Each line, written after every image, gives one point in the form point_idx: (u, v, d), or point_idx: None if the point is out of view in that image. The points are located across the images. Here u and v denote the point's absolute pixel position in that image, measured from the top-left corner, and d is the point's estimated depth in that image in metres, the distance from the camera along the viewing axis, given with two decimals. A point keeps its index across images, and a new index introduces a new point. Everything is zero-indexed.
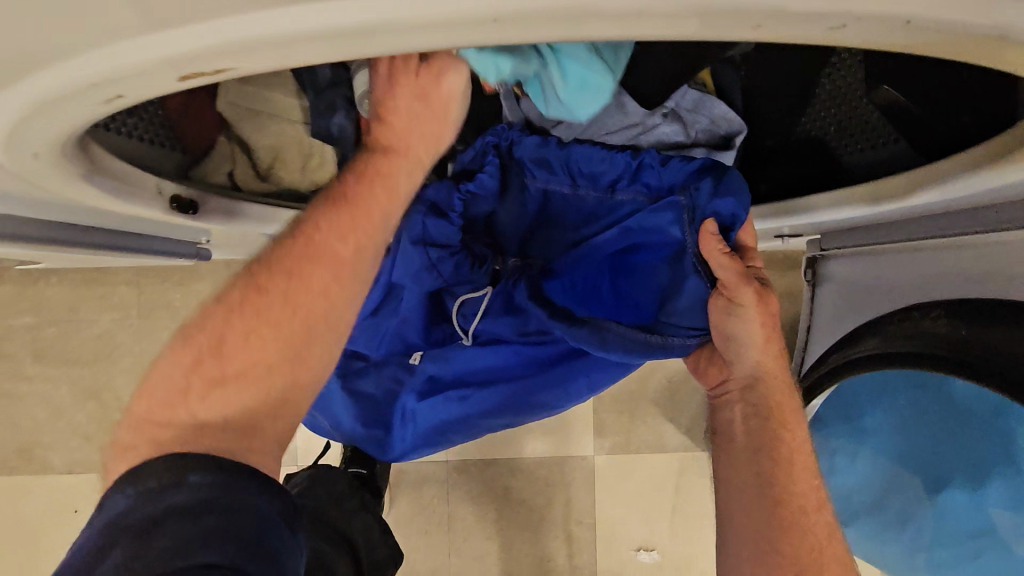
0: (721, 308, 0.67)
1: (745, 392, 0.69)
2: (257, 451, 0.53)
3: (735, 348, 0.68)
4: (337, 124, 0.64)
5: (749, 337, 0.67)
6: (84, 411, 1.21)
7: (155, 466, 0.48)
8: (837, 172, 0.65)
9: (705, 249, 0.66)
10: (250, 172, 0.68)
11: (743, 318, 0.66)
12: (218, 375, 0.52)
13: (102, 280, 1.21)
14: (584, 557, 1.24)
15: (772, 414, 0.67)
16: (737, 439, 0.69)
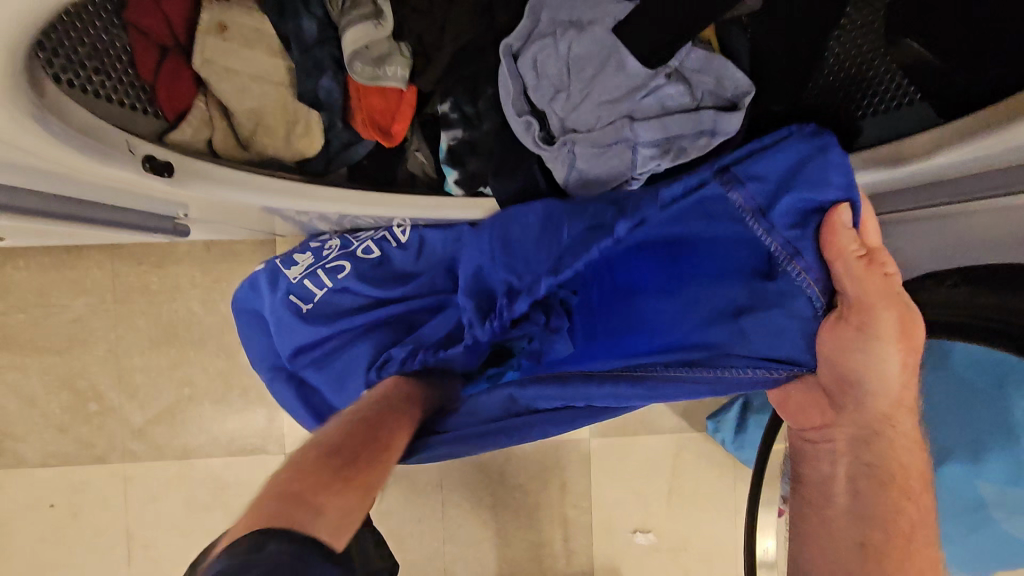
0: (848, 332, 0.61)
1: (857, 449, 0.62)
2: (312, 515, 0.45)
3: (870, 390, 0.61)
4: (325, 87, 0.63)
5: (883, 373, 0.61)
6: (58, 400, 1.15)
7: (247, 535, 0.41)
8: (849, 138, 0.64)
9: (837, 249, 0.62)
10: (231, 140, 0.63)
11: (877, 347, 0.60)
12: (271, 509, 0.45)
13: (74, 262, 1.15)
14: (581, 540, 1.22)
15: (887, 473, 0.61)
16: (837, 497, 0.62)
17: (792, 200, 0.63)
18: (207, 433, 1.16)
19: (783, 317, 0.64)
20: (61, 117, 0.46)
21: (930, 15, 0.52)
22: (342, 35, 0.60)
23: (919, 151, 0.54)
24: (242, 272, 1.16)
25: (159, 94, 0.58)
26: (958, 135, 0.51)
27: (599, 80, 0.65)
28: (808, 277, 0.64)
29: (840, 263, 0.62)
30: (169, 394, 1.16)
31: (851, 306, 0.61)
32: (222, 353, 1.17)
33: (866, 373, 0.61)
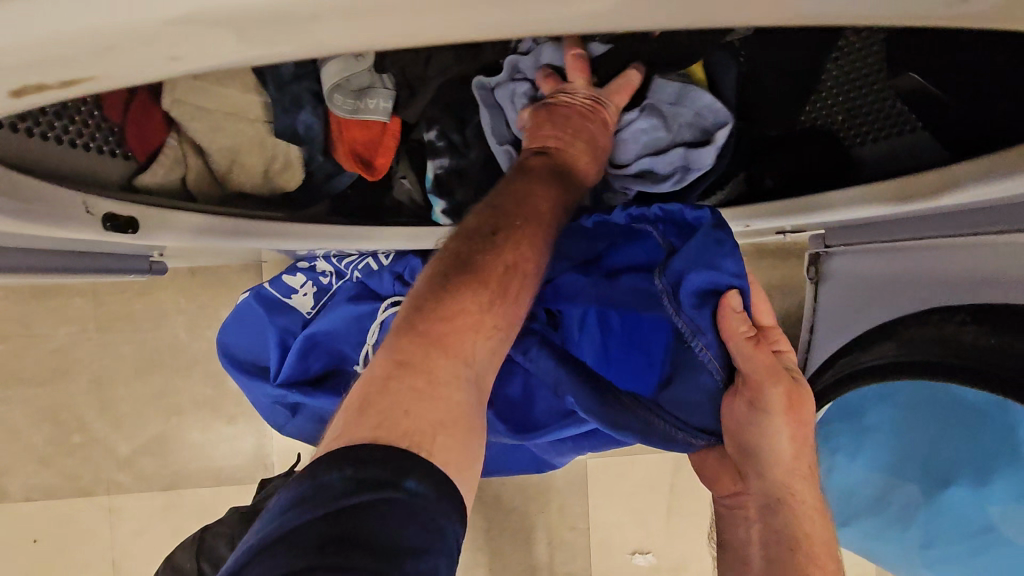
0: (741, 408, 0.60)
1: (766, 514, 0.61)
2: (397, 423, 0.43)
3: (757, 463, 0.61)
4: (304, 122, 0.60)
5: (777, 449, 0.60)
6: (42, 432, 1.12)
7: (373, 450, 0.41)
8: (846, 165, 0.62)
9: (727, 329, 0.61)
10: (206, 178, 0.61)
11: (766, 425, 0.59)
12: (387, 403, 0.44)
13: (54, 291, 1.11)
14: (579, 562, 1.20)
15: (800, 548, 0.58)
16: (754, 561, 0.62)
17: (692, 280, 0.61)
18: (195, 463, 1.14)
19: (691, 387, 0.63)
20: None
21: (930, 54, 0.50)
22: (323, 69, 0.56)
23: (912, 193, 0.51)
24: (227, 298, 1.13)
25: (128, 134, 0.54)
26: (958, 178, 0.48)
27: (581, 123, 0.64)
28: (706, 352, 0.62)
29: (728, 342, 0.61)
30: (155, 423, 1.14)
31: (743, 383, 0.61)
32: (210, 381, 1.14)
33: (760, 446, 0.60)
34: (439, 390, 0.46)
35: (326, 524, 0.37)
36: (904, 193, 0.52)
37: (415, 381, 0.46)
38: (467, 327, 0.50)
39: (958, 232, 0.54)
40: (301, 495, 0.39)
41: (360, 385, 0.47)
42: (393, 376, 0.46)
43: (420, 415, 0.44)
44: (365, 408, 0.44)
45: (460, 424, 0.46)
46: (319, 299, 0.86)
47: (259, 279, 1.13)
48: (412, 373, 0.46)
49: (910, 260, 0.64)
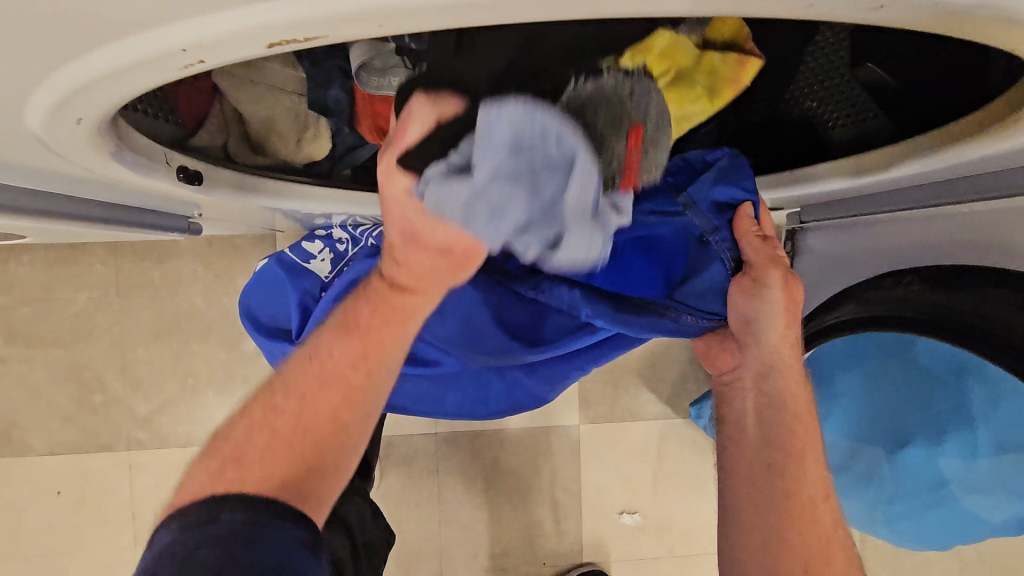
0: (746, 287, 0.70)
1: (759, 383, 0.69)
2: (231, 474, 0.56)
3: (755, 332, 0.70)
4: (335, 96, 0.67)
5: (772, 321, 0.69)
6: (63, 391, 1.18)
7: (199, 503, 0.52)
8: (821, 145, 0.69)
9: (740, 230, 0.72)
10: (244, 144, 0.68)
11: (767, 298, 0.69)
12: (246, 445, 0.59)
13: (76, 257, 1.17)
14: (570, 521, 1.28)
15: (785, 407, 0.67)
16: (748, 426, 0.69)
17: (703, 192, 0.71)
18: (211, 422, 1.20)
19: (708, 278, 0.72)
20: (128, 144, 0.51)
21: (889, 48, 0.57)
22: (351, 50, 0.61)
23: (878, 164, 0.58)
24: (243, 266, 1.20)
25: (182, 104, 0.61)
26: (916, 148, 0.54)
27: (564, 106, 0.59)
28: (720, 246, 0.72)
29: (740, 237, 0.71)
30: (172, 385, 1.20)
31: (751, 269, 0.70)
32: (225, 345, 1.20)
33: (757, 321, 0.69)
34: (289, 418, 0.61)
35: (177, 539, 0.49)
36: (862, 167, 0.60)
37: (275, 413, 0.62)
38: (322, 371, 0.64)
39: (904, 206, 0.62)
40: (158, 543, 0.51)
41: (221, 432, 0.62)
42: (262, 404, 0.63)
43: (269, 447, 0.59)
44: (208, 462, 0.58)
45: (298, 462, 0.59)
46: (337, 263, 0.93)
47: (273, 250, 1.19)
48: (275, 406, 0.62)
49: (873, 233, 0.73)
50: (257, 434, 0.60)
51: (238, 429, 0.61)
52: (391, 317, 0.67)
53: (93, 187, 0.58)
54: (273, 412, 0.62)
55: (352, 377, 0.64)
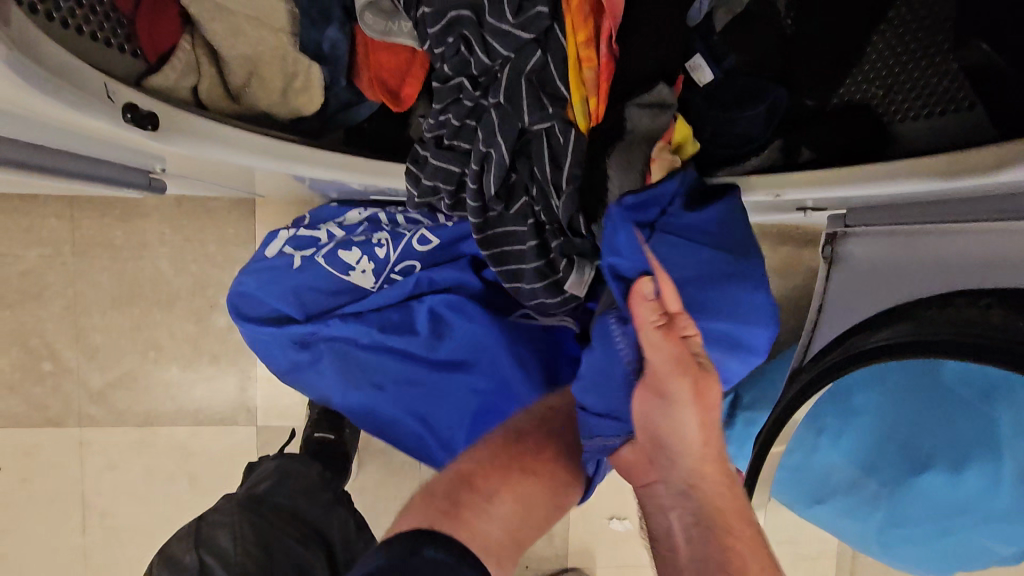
0: (644, 399, 0.59)
1: (682, 500, 0.58)
2: (454, 518, 0.60)
3: (663, 447, 0.59)
4: (330, 38, 0.57)
5: (677, 423, 0.58)
6: (8, 357, 1.07)
7: (409, 534, 0.55)
8: (881, 142, 0.60)
9: (636, 314, 0.59)
10: (219, 89, 0.56)
11: (668, 409, 0.58)
12: (484, 486, 0.66)
13: (27, 209, 1.04)
14: (558, 523, 1.22)
15: (716, 522, 0.55)
16: (682, 552, 0.56)
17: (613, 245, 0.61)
18: (173, 401, 1.10)
19: (602, 363, 0.62)
20: (52, 65, 0.41)
21: (1009, 21, 0.51)
22: None
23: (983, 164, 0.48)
24: (217, 231, 1.08)
25: (139, 29, 0.50)
26: None
27: (576, 70, 0.55)
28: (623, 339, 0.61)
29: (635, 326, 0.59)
30: (130, 358, 1.09)
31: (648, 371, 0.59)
32: (193, 317, 1.09)
33: (668, 436, 0.58)
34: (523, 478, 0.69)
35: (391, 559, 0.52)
36: (955, 167, 0.51)
37: (513, 470, 0.69)
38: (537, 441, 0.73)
39: (988, 216, 0.55)
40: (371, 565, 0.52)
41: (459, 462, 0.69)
42: (496, 455, 0.70)
43: (512, 496, 0.67)
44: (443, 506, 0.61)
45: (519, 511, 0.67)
46: (379, 272, 0.84)
47: (252, 215, 1.08)
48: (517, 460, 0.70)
49: (931, 246, 0.63)
50: (507, 489, 0.67)
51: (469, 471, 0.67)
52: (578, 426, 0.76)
53: (35, 128, 0.47)
54: (515, 452, 0.71)
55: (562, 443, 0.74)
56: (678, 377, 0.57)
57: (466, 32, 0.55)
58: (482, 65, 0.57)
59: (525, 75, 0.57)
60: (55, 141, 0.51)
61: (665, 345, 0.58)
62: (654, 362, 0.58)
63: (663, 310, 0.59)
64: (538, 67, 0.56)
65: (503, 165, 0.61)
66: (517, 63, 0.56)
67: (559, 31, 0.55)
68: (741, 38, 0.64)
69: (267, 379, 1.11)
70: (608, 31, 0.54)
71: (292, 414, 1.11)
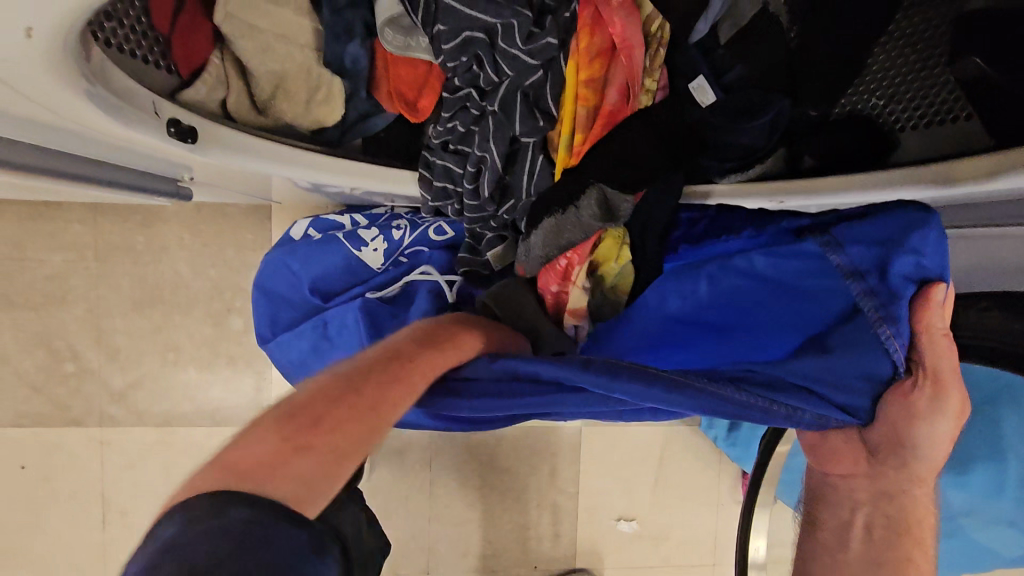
0: (925, 406, 0.57)
1: (878, 501, 0.62)
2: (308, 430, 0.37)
3: (913, 454, 0.60)
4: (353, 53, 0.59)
5: (939, 434, 0.58)
6: (32, 358, 1.10)
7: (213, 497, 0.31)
8: (884, 150, 0.63)
9: (932, 320, 0.57)
10: (246, 102, 0.59)
11: (939, 421, 0.57)
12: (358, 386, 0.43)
13: (52, 215, 1.08)
14: (566, 525, 1.23)
15: (908, 529, 0.62)
16: (852, 543, 0.63)
17: (856, 239, 0.61)
18: (191, 402, 1.13)
19: (858, 365, 0.57)
20: (101, 87, 0.43)
21: (1007, 38, 0.52)
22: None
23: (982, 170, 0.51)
24: (234, 237, 1.11)
25: (174, 47, 0.52)
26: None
27: (570, 104, 0.61)
28: (891, 339, 0.56)
29: (926, 332, 0.57)
30: (150, 360, 1.12)
31: (928, 375, 0.57)
32: (210, 320, 1.12)
33: (922, 441, 0.58)
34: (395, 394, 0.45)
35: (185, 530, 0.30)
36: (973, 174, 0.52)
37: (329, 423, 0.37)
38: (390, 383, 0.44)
39: (994, 221, 0.54)
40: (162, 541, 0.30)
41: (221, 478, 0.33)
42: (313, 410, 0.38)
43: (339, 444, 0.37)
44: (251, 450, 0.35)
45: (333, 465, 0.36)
46: (390, 253, 0.86)
47: (268, 221, 1.11)
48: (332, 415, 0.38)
49: None
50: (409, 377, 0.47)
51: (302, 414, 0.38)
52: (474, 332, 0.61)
53: (85, 141, 0.51)
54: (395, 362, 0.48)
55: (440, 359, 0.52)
56: (955, 382, 0.58)
57: (479, 53, 0.58)
58: (491, 79, 0.60)
59: (521, 89, 0.60)
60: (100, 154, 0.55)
61: (948, 351, 0.57)
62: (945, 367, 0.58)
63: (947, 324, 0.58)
64: (536, 83, 0.60)
65: (496, 171, 0.65)
66: (515, 81, 0.60)
67: (564, 60, 0.60)
68: (746, 48, 0.65)
69: (282, 380, 1.13)
70: (621, 84, 0.61)
71: None
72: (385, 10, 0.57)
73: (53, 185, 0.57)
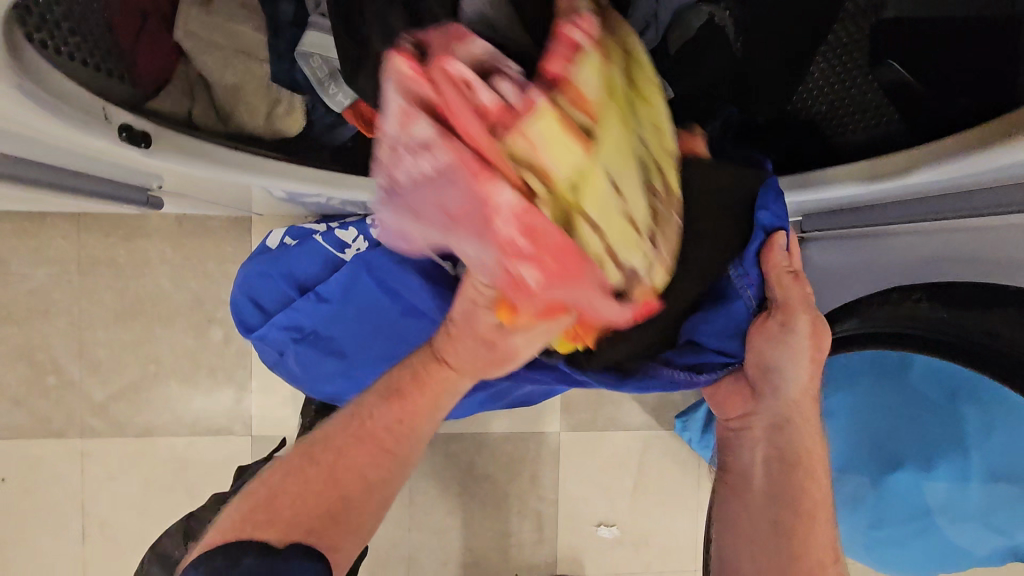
0: (772, 333, 0.61)
1: (771, 433, 0.63)
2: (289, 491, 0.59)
3: (774, 380, 0.62)
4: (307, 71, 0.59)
5: (794, 369, 0.62)
6: (14, 372, 1.11)
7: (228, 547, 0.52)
8: (833, 151, 0.67)
9: (771, 261, 0.62)
10: (211, 114, 0.62)
11: (794, 345, 0.61)
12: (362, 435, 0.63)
13: (36, 230, 1.10)
14: (546, 532, 1.24)
15: (797, 462, 0.62)
16: (755, 482, 0.64)
17: None
18: (171, 412, 1.14)
19: (728, 318, 0.62)
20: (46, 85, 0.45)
21: (912, 40, 0.57)
22: (306, 34, 0.56)
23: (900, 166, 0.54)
24: (214, 250, 1.13)
25: (138, 61, 0.55)
26: (940, 153, 0.50)
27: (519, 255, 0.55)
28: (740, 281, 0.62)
29: (770, 273, 0.62)
30: (131, 372, 1.13)
31: (775, 307, 0.63)
32: (191, 332, 1.14)
33: (782, 369, 0.62)
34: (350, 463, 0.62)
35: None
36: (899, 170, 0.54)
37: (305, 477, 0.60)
38: (358, 442, 0.62)
39: (932, 215, 0.57)
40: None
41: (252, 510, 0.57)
42: (327, 443, 0.63)
43: (313, 490, 0.60)
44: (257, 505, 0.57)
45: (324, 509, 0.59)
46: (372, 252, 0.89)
47: (247, 234, 1.13)
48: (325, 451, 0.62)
49: (876, 245, 0.69)
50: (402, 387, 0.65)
51: (287, 489, 0.59)
52: (431, 415, 0.65)
53: (47, 152, 0.54)
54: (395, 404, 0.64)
55: (409, 420, 0.64)
56: (804, 310, 0.62)
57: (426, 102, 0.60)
58: None
59: None
60: (69, 163, 0.57)
61: (795, 286, 0.63)
62: (796, 302, 0.62)
63: (794, 262, 0.63)
64: None
65: None
66: None
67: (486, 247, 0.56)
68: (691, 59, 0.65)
69: (261, 389, 1.15)
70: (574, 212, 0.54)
71: (284, 424, 1.15)
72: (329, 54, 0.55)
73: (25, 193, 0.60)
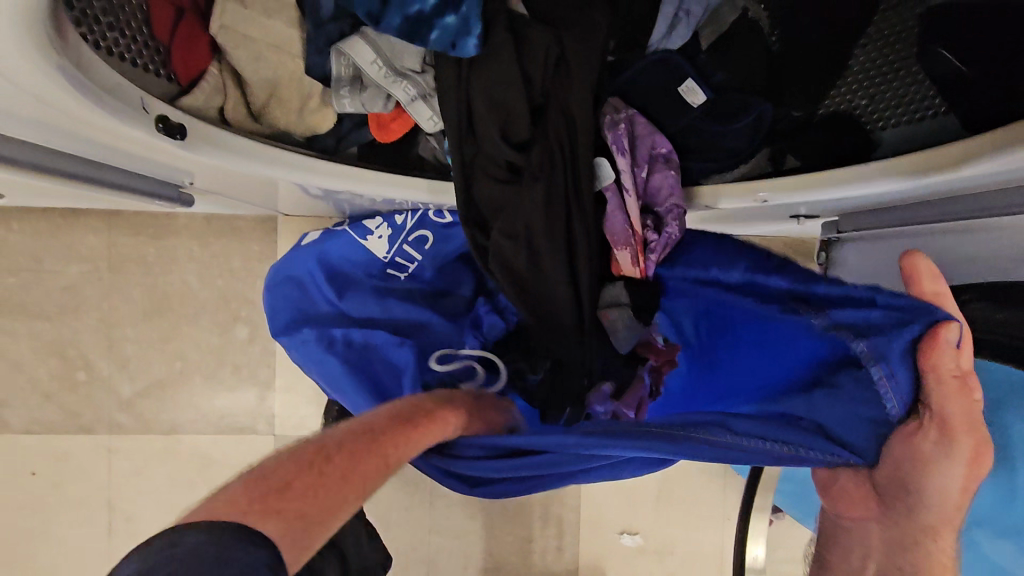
0: (924, 453, 0.53)
1: (891, 553, 0.57)
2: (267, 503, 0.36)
3: (917, 501, 0.55)
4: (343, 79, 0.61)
5: (948, 485, 0.54)
6: (46, 367, 1.13)
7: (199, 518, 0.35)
8: (866, 148, 0.64)
9: (935, 362, 0.52)
10: (243, 110, 0.62)
11: (946, 470, 0.53)
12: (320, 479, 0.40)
13: (69, 228, 1.12)
14: (567, 539, 1.22)
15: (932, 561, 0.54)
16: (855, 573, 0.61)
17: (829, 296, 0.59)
18: (196, 409, 1.15)
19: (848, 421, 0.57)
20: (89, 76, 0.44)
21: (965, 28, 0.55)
22: (351, 47, 0.60)
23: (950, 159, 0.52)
24: (241, 248, 1.15)
25: (174, 57, 0.56)
26: (994, 145, 0.49)
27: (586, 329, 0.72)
28: (884, 382, 0.54)
29: (930, 375, 0.53)
30: (158, 368, 1.15)
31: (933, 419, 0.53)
32: (217, 329, 1.15)
33: (925, 489, 0.54)
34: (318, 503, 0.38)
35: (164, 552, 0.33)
36: (924, 166, 0.55)
37: (292, 494, 0.38)
38: (332, 473, 0.41)
39: (982, 212, 0.56)
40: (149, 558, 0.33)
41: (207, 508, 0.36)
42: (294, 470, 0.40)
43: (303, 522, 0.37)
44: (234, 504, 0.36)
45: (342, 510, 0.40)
46: (395, 239, 0.91)
47: (273, 233, 1.14)
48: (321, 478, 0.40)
49: (926, 246, 0.67)
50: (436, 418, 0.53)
51: (294, 473, 0.39)
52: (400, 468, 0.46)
53: (83, 145, 0.55)
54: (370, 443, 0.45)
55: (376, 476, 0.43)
56: (966, 433, 0.53)
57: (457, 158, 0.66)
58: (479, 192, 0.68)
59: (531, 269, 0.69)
60: (106, 158, 0.59)
61: (958, 396, 0.53)
62: (958, 416, 0.53)
63: (959, 365, 0.52)
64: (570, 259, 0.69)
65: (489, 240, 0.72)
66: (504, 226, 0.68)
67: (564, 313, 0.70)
68: (729, 54, 0.67)
69: (285, 388, 1.15)
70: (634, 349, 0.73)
71: (307, 424, 1.15)
72: (363, 64, 0.61)
73: (61, 186, 0.61)
